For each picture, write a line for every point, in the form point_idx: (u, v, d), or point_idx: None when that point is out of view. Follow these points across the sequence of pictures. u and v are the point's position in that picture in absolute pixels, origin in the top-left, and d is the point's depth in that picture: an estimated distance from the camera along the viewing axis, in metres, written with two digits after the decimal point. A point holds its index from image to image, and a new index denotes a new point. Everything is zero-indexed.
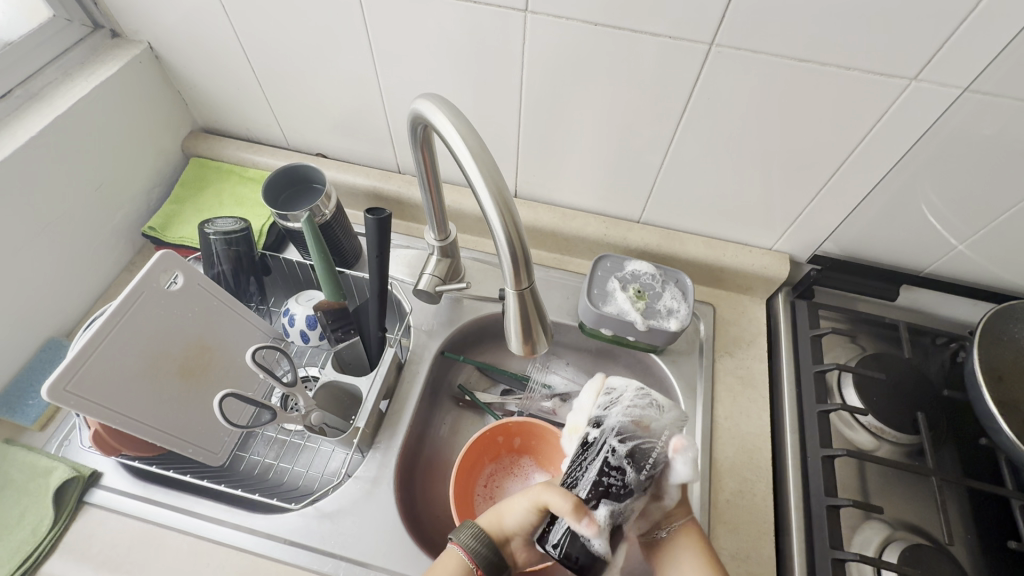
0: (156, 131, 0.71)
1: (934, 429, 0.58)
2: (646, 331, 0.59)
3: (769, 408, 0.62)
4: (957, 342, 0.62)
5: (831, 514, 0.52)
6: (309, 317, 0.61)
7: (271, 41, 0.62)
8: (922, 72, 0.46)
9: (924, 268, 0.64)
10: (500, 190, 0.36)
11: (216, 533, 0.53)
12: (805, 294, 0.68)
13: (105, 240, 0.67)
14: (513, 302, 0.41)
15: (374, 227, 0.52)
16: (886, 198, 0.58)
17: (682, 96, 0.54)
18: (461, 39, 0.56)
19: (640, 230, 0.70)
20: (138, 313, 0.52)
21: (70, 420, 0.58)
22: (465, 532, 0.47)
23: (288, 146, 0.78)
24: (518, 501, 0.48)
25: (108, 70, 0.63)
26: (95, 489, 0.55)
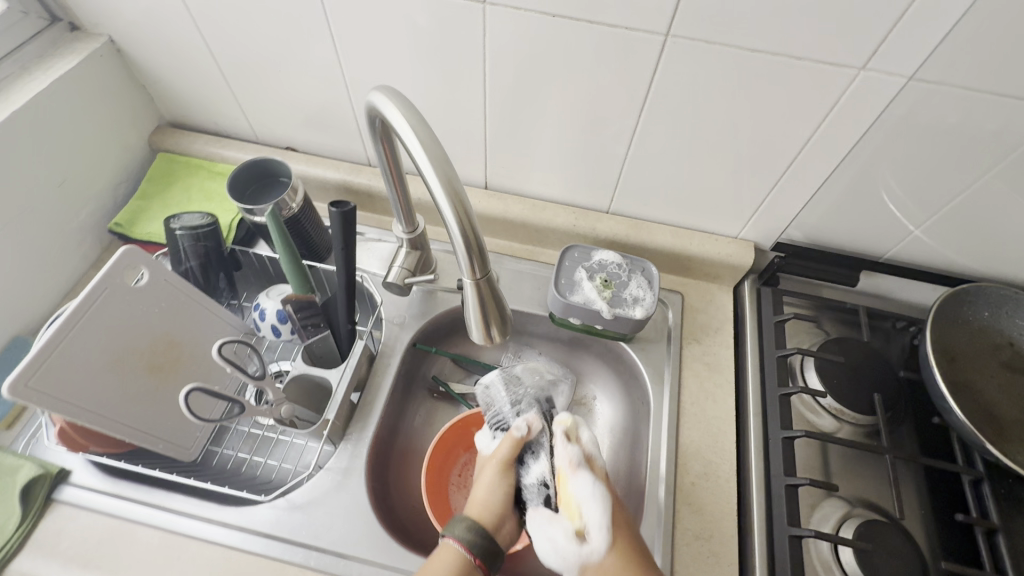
0: (120, 127, 0.71)
1: (892, 409, 0.60)
2: (612, 319, 0.60)
3: (734, 393, 0.63)
4: (915, 325, 0.65)
5: (790, 493, 0.54)
6: (280, 311, 0.63)
7: (233, 34, 0.62)
8: (870, 61, 0.47)
9: (884, 254, 0.66)
10: (449, 180, 0.36)
11: (187, 527, 0.53)
12: (770, 282, 0.70)
13: (70, 237, 0.66)
14: (471, 292, 0.42)
15: (338, 220, 0.52)
16: (844, 185, 0.59)
17: (643, 86, 0.55)
18: (423, 31, 0.56)
19: (609, 221, 0.71)
20: (102, 309, 0.52)
21: (37, 418, 0.58)
22: (458, 526, 0.47)
23: (257, 141, 0.77)
24: (486, 478, 0.52)
25: (67, 64, 0.62)
26: (64, 486, 0.55)
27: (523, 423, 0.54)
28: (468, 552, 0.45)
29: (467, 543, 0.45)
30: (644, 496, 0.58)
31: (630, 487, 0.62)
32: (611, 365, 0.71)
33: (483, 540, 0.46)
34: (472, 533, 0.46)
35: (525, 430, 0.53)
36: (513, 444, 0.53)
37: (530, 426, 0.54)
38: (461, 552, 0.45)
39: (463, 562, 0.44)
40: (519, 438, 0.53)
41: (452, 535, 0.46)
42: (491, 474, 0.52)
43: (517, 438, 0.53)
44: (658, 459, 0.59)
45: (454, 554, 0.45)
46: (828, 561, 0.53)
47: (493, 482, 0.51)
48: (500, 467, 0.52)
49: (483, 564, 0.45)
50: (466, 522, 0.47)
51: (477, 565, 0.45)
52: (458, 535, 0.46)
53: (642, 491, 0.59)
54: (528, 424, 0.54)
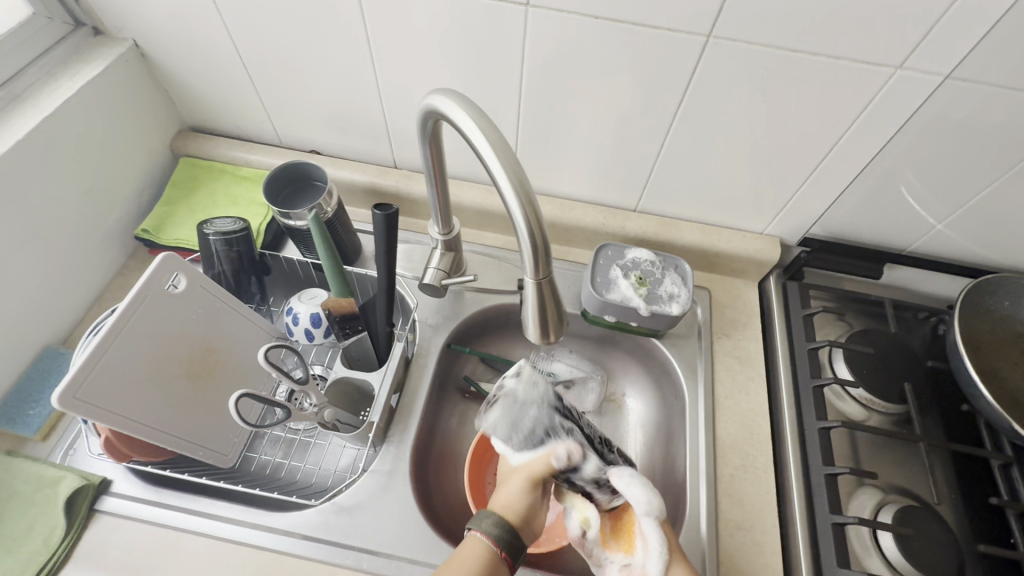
0: (144, 132, 0.70)
1: (920, 398, 0.61)
2: (649, 316, 0.61)
3: (766, 385, 0.65)
4: (936, 315, 0.67)
5: (829, 482, 0.55)
6: (314, 313, 0.62)
7: (264, 38, 0.61)
8: (907, 60, 0.48)
9: (906, 247, 0.68)
10: (521, 182, 0.37)
11: (233, 534, 0.53)
12: (795, 276, 0.71)
13: (97, 244, 0.65)
14: (531, 291, 0.43)
15: (382, 223, 0.52)
16: (872, 181, 0.61)
17: (680, 86, 0.56)
18: (462, 33, 0.56)
19: (637, 219, 0.72)
20: (143, 316, 0.51)
21: (74, 428, 0.57)
22: (484, 520, 0.46)
23: (281, 144, 0.77)
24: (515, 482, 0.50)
25: (94, 70, 0.61)
26: (106, 497, 0.54)
27: (563, 451, 0.50)
28: (494, 546, 0.44)
29: (495, 537, 0.45)
30: (685, 490, 0.58)
31: (667, 481, 0.63)
32: (642, 362, 0.72)
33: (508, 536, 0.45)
34: (499, 527, 0.45)
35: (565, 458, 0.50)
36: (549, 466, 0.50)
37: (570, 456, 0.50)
38: (486, 544, 0.44)
39: (489, 556, 0.44)
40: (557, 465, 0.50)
41: (478, 527, 0.45)
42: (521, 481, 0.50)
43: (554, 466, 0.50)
44: (697, 452, 0.60)
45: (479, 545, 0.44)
46: (867, 546, 0.54)
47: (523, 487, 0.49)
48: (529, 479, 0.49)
49: (508, 558, 0.44)
50: (493, 516, 0.46)
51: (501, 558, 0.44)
52: (483, 526, 0.45)
53: (682, 485, 0.60)
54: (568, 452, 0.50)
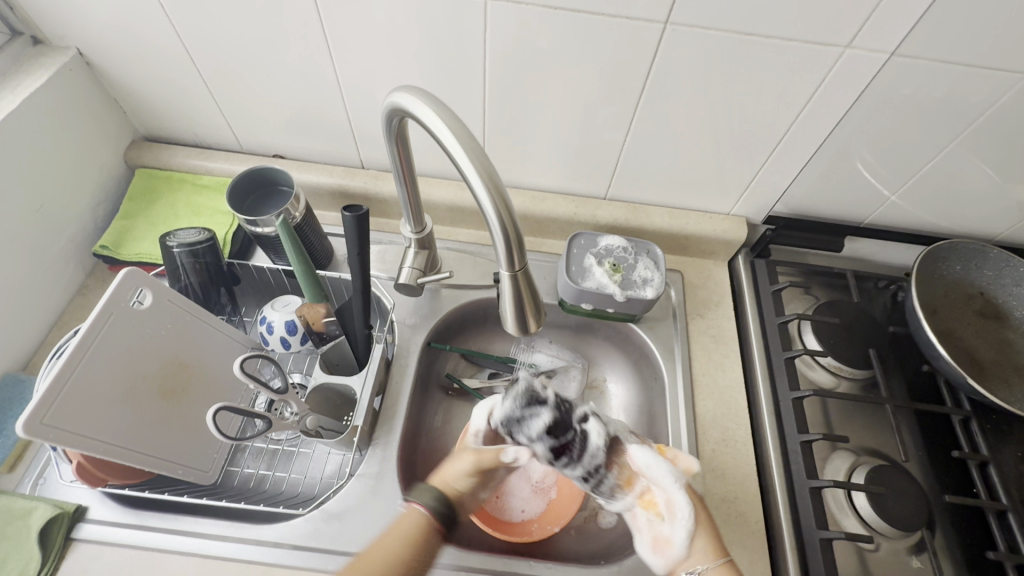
0: (96, 146, 0.67)
1: (884, 362, 0.64)
2: (625, 301, 0.62)
3: (741, 361, 0.67)
4: (895, 283, 0.70)
5: (805, 448, 0.57)
6: (290, 321, 0.61)
7: (217, 40, 0.59)
8: (854, 39, 0.50)
9: (864, 219, 0.71)
10: (490, 176, 0.37)
11: (221, 549, 0.52)
12: (763, 253, 0.73)
13: (52, 264, 0.63)
14: (508, 284, 0.43)
15: (353, 224, 0.51)
16: (828, 158, 0.63)
17: (641, 74, 0.57)
18: (422, 28, 0.55)
19: (607, 207, 0.73)
20: (109, 335, 0.49)
21: (42, 457, 0.55)
22: (423, 493, 0.46)
23: (242, 150, 0.75)
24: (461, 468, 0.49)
25: (36, 82, 0.59)
26: (83, 523, 0.52)
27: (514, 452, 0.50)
28: (429, 522, 0.44)
29: (431, 510, 0.45)
30: None
31: None
32: (621, 347, 0.73)
33: (447, 514, 0.45)
34: (437, 503, 0.45)
35: (512, 459, 0.50)
36: (496, 459, 0.50)
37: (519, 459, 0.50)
38: (422, 520, 0.44)
39: (421, 531, 0.44)
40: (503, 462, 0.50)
41: (418, 501, 0.45)
42: (467, 466, 0.49)
43: (501, 458, 0.50)
44: (680, 430, 0.61)
45: (417, 524, 0.44)
46: (843, 505, 0.57)
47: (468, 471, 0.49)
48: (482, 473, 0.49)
49: (440, 534, 0.45)
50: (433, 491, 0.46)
51: (432, 530, 0.44)
52: (424, 501, 0.45)
53: None
54: (517, 456, 0.49)
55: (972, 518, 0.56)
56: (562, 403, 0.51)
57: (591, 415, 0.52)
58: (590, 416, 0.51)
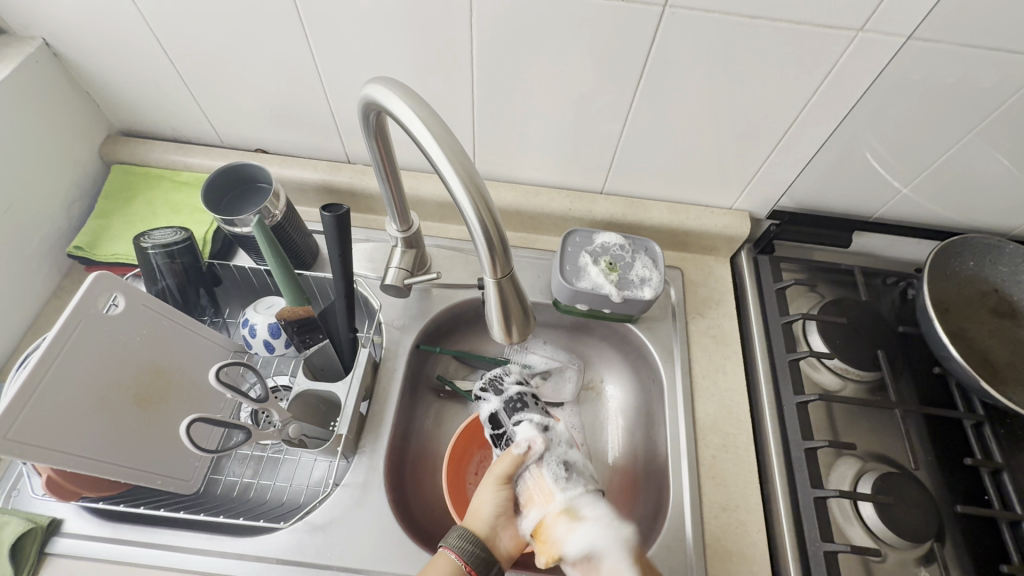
0: (68, 141, 0.64)
1: (893, 363, 0.61)
2: (621, 302, 0.59)
3: (743, 362, 0.64)
4: (905, 279, 0.67)
5: (809, 456, 0.55)
6: (273, 325, 0.59)
7: (190, 29, 0.56)
8: (868, 23, 0.47)
9: (873, 213, 0.68)
10: (471, 177, 0.35)
11: (200, 564, 0.50)
12: (766, 249, 0.70)
13: (24, 267, 0.60)
14: (493, 291, 0.41)
15: (333, 225, 0.49)
16: (836, 150, 0.60)
17: (639, 61, 0.53)
18: (404, 13, 0.52)
19: (604, 202, 0.70)
20: (80, 343, 0.47)
21: (15, 467, 0.53)
22: (452, 535, 0.47)
23: (223, 144, 0.72)
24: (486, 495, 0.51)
25: (0, 75, 0.55)
26: (57, 538, 0.50)
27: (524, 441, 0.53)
28: (462, 561, 0.45)
29: (460, 551, 0.45)
30: (667, 474, 0.58)
31: (648, 467, 0.62)
32: (618, 347, 0.70)
33: (480, 551, 0.46)
34: (463, 541, 0.46)
35: (526, 450, 0.52)
36: (514, 462, 0.51)
37: (531, 447, 0.52)
38: (456, 562, 0.45)
39: (457, 573, 0.45)
40: (518, 456, 0.52)
41: (447, 545, 0.46)
42: (491, 490, 0.51)
43: (517, 457, 0.52)
44: (678, 435, 0.59)
45: (449, 564, 0.45)
46: (849, 515, 0.54)
47: (494, 493, 0.51)
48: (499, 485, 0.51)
49: (478, 574, 0.45)
50: (459, 531, 0.47)
51: (468, 575, 0.45)
52: (453, 544, 0.46)
53: (664, 470, 0.59)
54: (530, 444, 0.52)
55: (982, 526, 0.53)
56: (515, 403, 0.56)
57: (552, 434, 0.54)
58: (562, 443, 0.53)
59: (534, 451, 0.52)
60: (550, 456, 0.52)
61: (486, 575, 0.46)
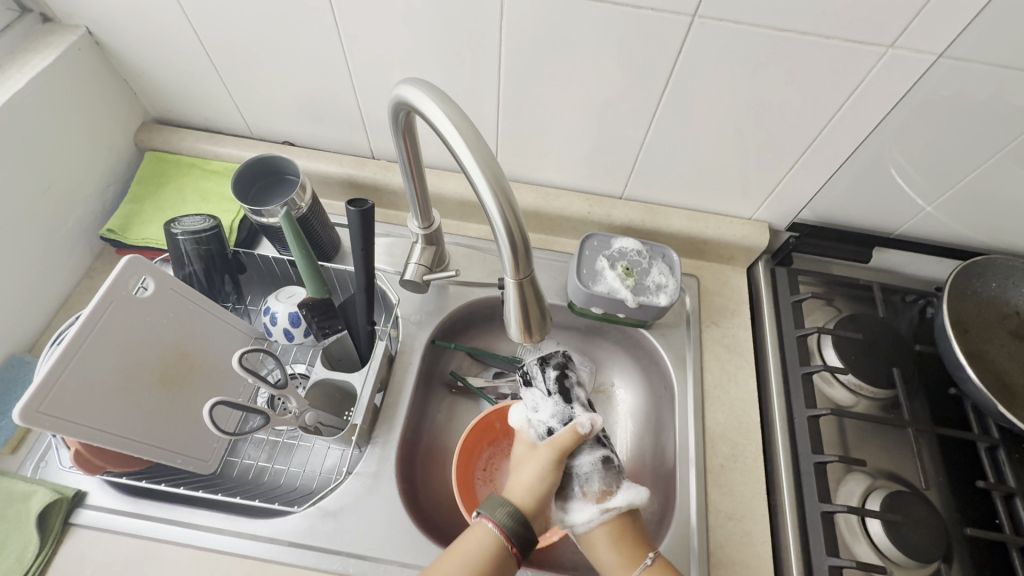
0: (105, 127, 0.66)
1: (908, 382, 0.61)
2: (637, 307, 0.60)
3: (755, 373, 0.64)
4: (925, 298, 0.66)
5: (818, 470, 0.55)
6: (294, 314, 0.60)
7: (227, 22, 0.58)
8: (898, 39, 0.46)
9: (895, 230, 0.67)
10: (497, 178, 0.35)
11: (216, 543, 0.51)
12: (784, 261, 0.70)
13: (59, 247, 0.62)
14: (513, 291, 0.41)
15: (357, 219, 0.50)
16: (860, 164, 0.59)
17: (665, 69, 0.54)
18: (437, 13, 0.53)
19: (623, 207, 0.70)
20: (110, 324, 0.48)
21: (44, 439, 0.55)
22: (498, 509, 0.47)
23: (251, 135, 0.74)
24: (538, 470, 0.50)
25: (45, 61, 0.57)
26: (82, 509, 0.52)
27: (587, 422, 0.52)
28: (504, 536, 0.45)
29: (507, 529, 0.45)
30: (674, 479, 0.58)
31: (656, 472, 0.63)
32: (631, 352, 0.71)
33: (523, 530, 0.46)
34: (511, 521, 0.46)
35: (588, 429, 0.52)
36: (575, 439, 0.52)
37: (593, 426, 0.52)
38: (501, 540, 0.45)
39: (500, 549, 0.45)
40: (581, 433, 0.52)
41: (490, 517, 0.46)
42: (540, 467, 0.51)
43: (581, 433, 0.52)
44: (687, 443, 0.59)
45: (487, 537, 0.45)
46: (856, 531, 0.54)
47: (542, 471, 0.50)
48: (554, 459, 0.51)
49: (518, 555, 0.45)
50: (507, 508, 0.46)
51: (510, 550, 0.45)
52: (501, 519, 0.46)
53: (672, 476, 0.59)
54: (592, 423, 0.52)
55: (993, 551, 0.53)
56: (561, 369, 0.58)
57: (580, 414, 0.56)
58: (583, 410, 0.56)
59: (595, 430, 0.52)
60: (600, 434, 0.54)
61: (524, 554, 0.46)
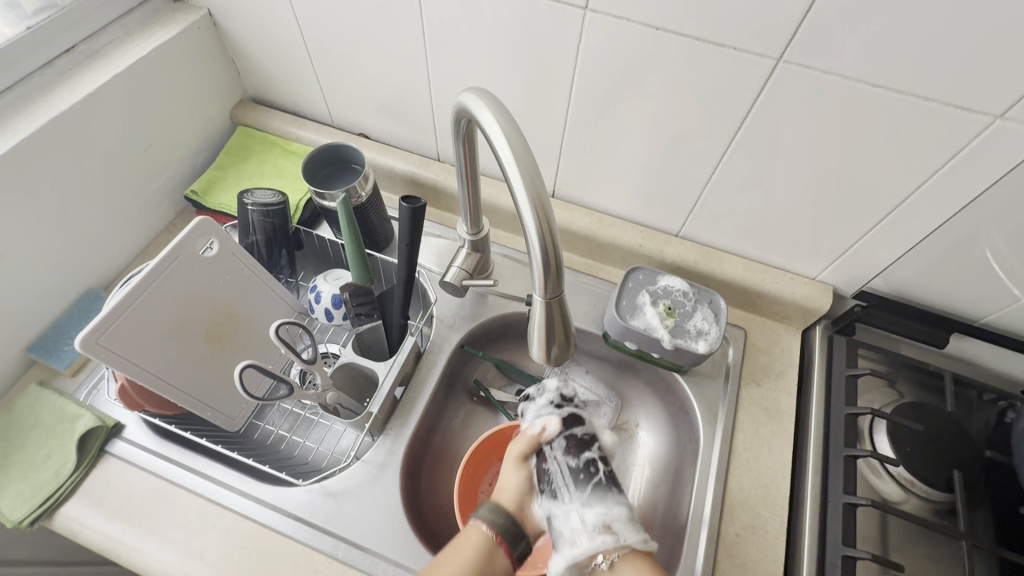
0: (207, 99, 0.73)
1: (970, 489, 0.54)
2: (672, 349, 0.57)
3: (793, 444, 0.59)
4: (1006, 400, 0.59)
5: (847, 565, 0.49)
6: (336, 296, 0.63)
7: (327, 20, 0.62)
8: (1010, 110, 0.42)
9: (982, 317, 0.60)
10: (538, 193, 0.35)
11: (224, 498, 0.54)
12: (845, 330, 0.65)
13: (148, 200, 0.69)
14: (540, 308, 0.41)
15: (408, 215, 0.51)
16: (948, 240, 0.54)
17: (741, 109, 0.52)
18: (519, 30, 0.54)
19: (677, 245, 0.68)
20: (172, 276, 0.52)
21: (100, 370, 0.60)
22: (484, 509, 0.49)
23: (332, 124, 0.78)
24: (509, 470, 0.53)
25: (169, 33, 0.64)
26: (116, 441, 0.57)
27: (541, 425, 0.55)
28: (493, 533, 0.47)
29: (494, 525, 0.47)
30: (683, 540, 0.54)
31: (665, 527, 0.59)
32: (661, 396, 0.68)
33: (509, 525, 0.48)
34: (494, 516, 0.48)
35: (541, 432, 0.55)
36: (529, 442, 0.54)
37: (546, 429, 0.55)
38: (488, 535, 0.47)
39: (489, 544, 0.46)
40: (534, 437, 0.55)
41: (480, 518, 0.48)
42: (513, 469, 0.53)
43: (533, 437, 0.55)
44: (703, 502, 0.55)
45: (478, 537, 0.47)
46: None
47: (516, 472, 0.53)
48: (516, 460, 0.53)
49: (507, 545, 0.47)
50: (490, 506, 0.49)
51: (500, 548, 0.46)
52: (485, 517, 0.48)
53: (680, 535, 0.56)
54: (546, 427, 0.55)
55: None
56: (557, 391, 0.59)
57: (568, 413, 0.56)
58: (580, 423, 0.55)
59: (548, 434, 0.54)
60: (561, 437, 0.54)
61: (515, 548, 0.47)
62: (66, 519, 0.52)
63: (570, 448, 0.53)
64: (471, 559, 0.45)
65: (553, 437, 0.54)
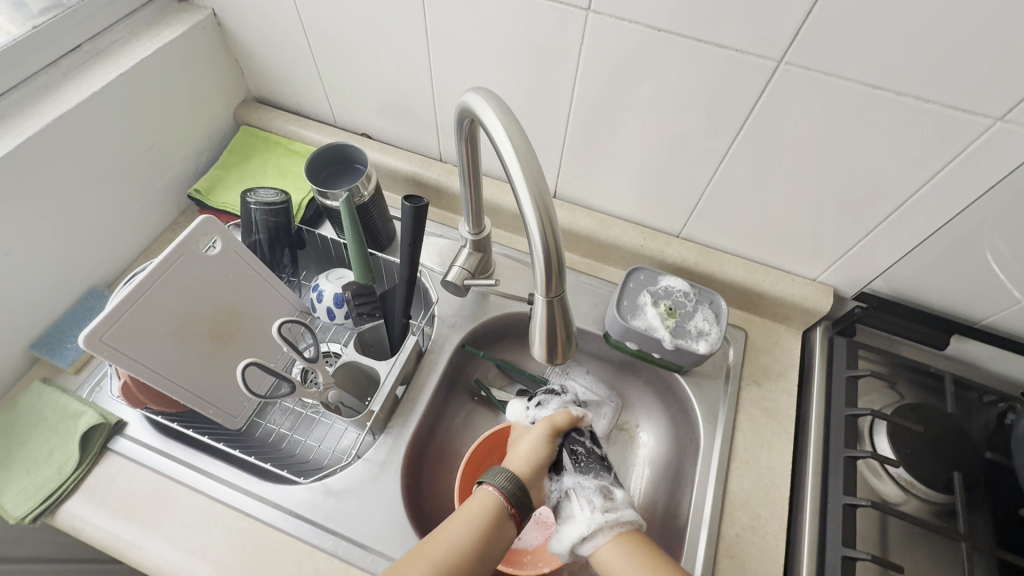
0: (211, 98, 0.73)
1: (970, 491, 0.54)
2: (673, 349, 0.58)
3: (793, 445, 0.59)
4: (1006, 403, 0.59)
5: (847, 565, 0.49)
6: (338, 295, 0.63)
7: (331, 20, 0.62)
8: (1010, 113, 0.42)
9: (982, 319, 0.60)
10: (540, 193, 0.36)
11: (226, 496, 0.54)
12: (846, 331, 0.65)
13: (151, 198, 0.69)
14: (542, 308, 0.41)
15: (410, 215, 0.52)
16: (948, 242, 0.54)
17: (742, 111, 0.52)
18: (522, 31, 0.54)
19: (678, 246, 0.68)
20: (175, 273, 0.53)
21: (103, 367, 0.60)
22: (498, 475, 0.48)
23: (335, 123, 0.78)
24: (535, 446, 0.54)
25: (173, 33, 0.65)
26: (119, 438, 0.57)
27: (582, 409, 0.58)
28: (506, 500, 0.47)
29: (507, 492, 0.47)
30: (683, 540, 0.55)
31: (665, 527, 0.60)
32: (662, 397, 0.68)
33: (524, 495, 0.48)
34: (510, 484, 0.48)
35: (582, 416, 0.57)
36: (569, 420, 0.56)
37: (588, 413, 0.58)
38: (500, 500, 0.47)
39: (499, 510, 0.46)
40: (574, 416, 0.57)
41: (492, 482, 0.48)
42: (540, 442, 0.54)
43: (574, 417, 0.57)
44: (703, 502, 0.56)
45: (488, 503, 0.47)
46: None
47: (541, 447, 0.54)
48: (546, 433, 0.55)
49: (517, 516, 0.47)
50: (506, 474, 0.48)
51: (510, 514, 0.47)
52: (500, 482, 0.48)
53: (681, 535, 0.56)
54: (586, 414, 0.57)
55: None
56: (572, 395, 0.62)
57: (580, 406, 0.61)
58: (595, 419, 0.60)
59: (586, 421, 0.57)
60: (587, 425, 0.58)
61: (522, 518, 0.48)
62: (68, 516, 0.53)
63: (590, 439, 0.56)
64: (481, 521, 0.46)
65: (586, 425, 0.57)
